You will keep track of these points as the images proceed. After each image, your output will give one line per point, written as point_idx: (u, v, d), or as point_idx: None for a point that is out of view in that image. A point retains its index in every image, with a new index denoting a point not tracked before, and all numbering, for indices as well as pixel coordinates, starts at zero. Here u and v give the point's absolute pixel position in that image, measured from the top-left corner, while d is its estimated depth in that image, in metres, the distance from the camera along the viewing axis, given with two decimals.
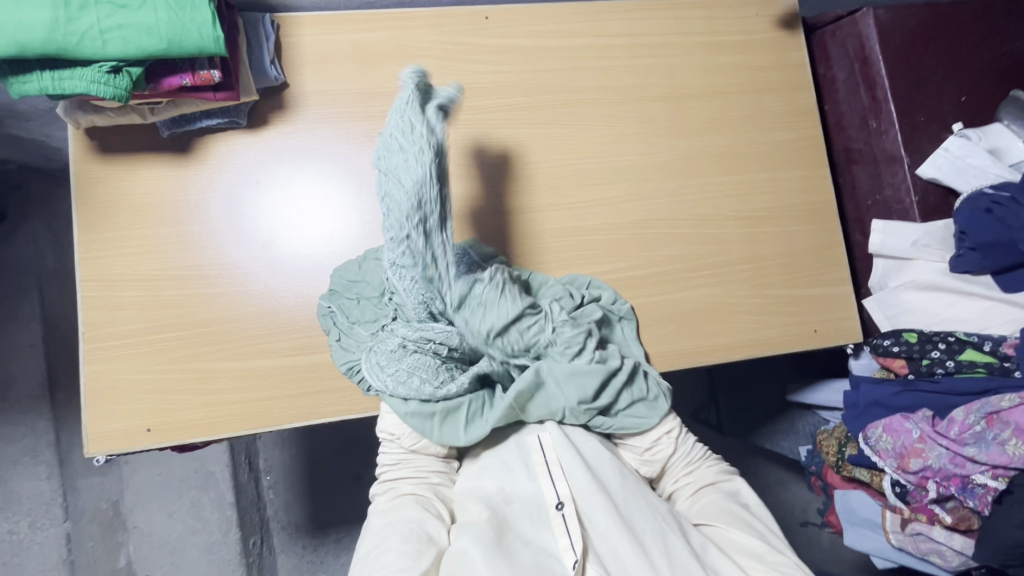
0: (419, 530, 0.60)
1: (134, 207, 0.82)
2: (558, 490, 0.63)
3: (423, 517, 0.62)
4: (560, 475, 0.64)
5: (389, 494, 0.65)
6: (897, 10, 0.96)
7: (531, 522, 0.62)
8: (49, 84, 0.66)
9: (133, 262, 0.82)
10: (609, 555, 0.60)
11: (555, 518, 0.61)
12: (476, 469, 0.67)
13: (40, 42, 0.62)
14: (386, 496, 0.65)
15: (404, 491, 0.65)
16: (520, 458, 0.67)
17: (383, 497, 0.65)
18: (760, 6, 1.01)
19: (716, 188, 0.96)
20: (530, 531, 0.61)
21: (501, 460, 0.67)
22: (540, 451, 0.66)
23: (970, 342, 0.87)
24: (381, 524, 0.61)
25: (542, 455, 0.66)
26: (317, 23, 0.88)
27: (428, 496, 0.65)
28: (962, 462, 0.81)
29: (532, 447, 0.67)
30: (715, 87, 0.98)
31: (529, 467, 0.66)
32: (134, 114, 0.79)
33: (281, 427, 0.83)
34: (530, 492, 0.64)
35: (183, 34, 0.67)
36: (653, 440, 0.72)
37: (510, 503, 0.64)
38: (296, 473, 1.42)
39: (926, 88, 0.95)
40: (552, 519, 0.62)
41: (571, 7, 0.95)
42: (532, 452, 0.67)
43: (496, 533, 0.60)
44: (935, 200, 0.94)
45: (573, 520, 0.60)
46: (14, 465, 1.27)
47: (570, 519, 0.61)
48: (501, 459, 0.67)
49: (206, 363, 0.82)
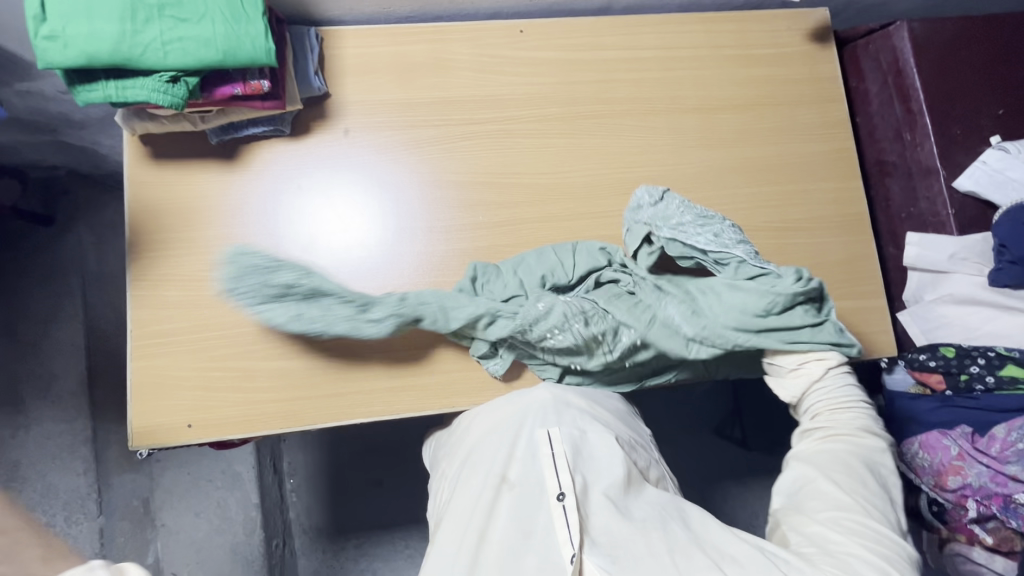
0: None
1: (184, 210, 0.86)
2: (561, 481, 0.68)
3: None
4: (564, 468, 0.69)
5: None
6: (932, 23, 0.96)
7: (535, 507, 0.67)
8: (113, 93, 0.69)
9: (179, 263, 0.85)
10: (606, 547, 0.64)
11: (557, 509, 0.66)
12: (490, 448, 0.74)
13: (108, 54, 0.66)
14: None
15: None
16: (527, 450, 0.72)
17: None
18: (792, 20, 1.02)
19: (748, 199, 0.96)
20: (533, 520, 0.66)
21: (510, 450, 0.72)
22: (548, 444, 0.71)
23: (1011, 357, 0.84)
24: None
25: (550, 448, 0.71)
26: (358, 36, 0.91)
27: None
28: (1003, 481, 0.81)
29: (541, 441, 0.72)
30: (746, 100, 0.99)
31: (536, 458, 0.71)
32: (186, 122, 0.82)
33: (315, 427, 0.85)
34: (535, 482, 0.69)
35: (238, 46, 0.70)
36: (801, 359, 0.80)
37: (513, 486, 0.69)
38: (322, 477, 1.43)
39: (962, 102, 0.95)
40: (552, 508, 0.66)
41: (604, 21, 0.97)
42: (540, 445, 0.72)
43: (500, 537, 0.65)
44: (973, 213, 0.93)
45: (573, 511, 0.65)
46: (53, 460, 1.30)
47: (570, 510, 0.65)
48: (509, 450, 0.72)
49: (245, 362, 0.84)
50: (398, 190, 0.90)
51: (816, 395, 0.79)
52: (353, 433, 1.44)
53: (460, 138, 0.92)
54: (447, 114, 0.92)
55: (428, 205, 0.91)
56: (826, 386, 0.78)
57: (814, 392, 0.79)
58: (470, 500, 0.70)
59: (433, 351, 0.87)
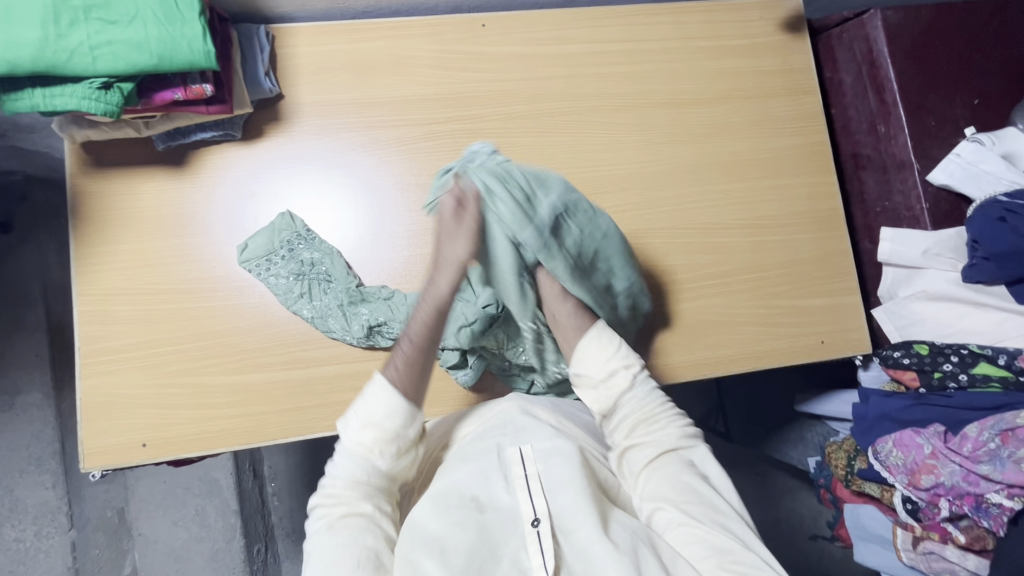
0: (374, 558, 0.60)
1: (132, 220, 0.82)
2: (536, 506, 0.63)
3: (369, 544, 0.61)
4: (538, 490, 0.64)
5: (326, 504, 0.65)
6: (905, 11, 0.93)
7: (504, 534, 0.61)
8: (40, 102, 0.65)
9: (129, 275, 0.82)
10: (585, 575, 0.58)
11: (531, 535, 0.60)
12: (457, 468, 0.68)
13: (30, 60, 0.62)
14: (361, 516, 0.63)
15: (358, 500, 0.64)
16: (499, 470, 0.67)
17: (343, 510, 0.63)
18: (764, 9, 0.99)
19: (720, 196, 0.94)
20: (503, 546, 0.60)
21: (479, 471, 0.66)
22: (521, 463, 0.67)
23: (983, 354, 0.84)
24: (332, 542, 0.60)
25: (522, 468, 0.66)
26: (312, 34, 0.87)
27: (371, 518, 0.63)
28: (976, 480, 0.79)
29: (513, 460, 0.67)
30: (718, 93, 0.96)
31: (508, 479, 0.66)
32: (129, 128, 0.78)
33: (277, 441, 0.82)
34: (507, 505, 0.64)
35: (173, 49, 0.66)
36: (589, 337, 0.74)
37: (484, 511, 0.63)
38: (301, 483, 1.40)
39: (937, 92, 0.93)
40: (527, 535, 0.61)
41: (570, 13, 0.94)
42: (512, 464, 0.67)
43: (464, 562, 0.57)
44: (947, 207, 0.91)
45: (547, 537, 0.60)
46: (20, 474, 1.27)
47: (545, 536, 0.60)
48: (479, 470, 0.67)
49: (200, 377, 0.81)
50: (360, 194, 0.87)
51: (628, 409, 0.72)
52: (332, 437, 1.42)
53: (422, 138, 0.89)
54: (407, 114, 0.89)
55: (391, 209, 0.87)
56: (637, 397, 0.72)
57: (626, 402, 0.72)
58: (429, 522, 0.61)
59: None
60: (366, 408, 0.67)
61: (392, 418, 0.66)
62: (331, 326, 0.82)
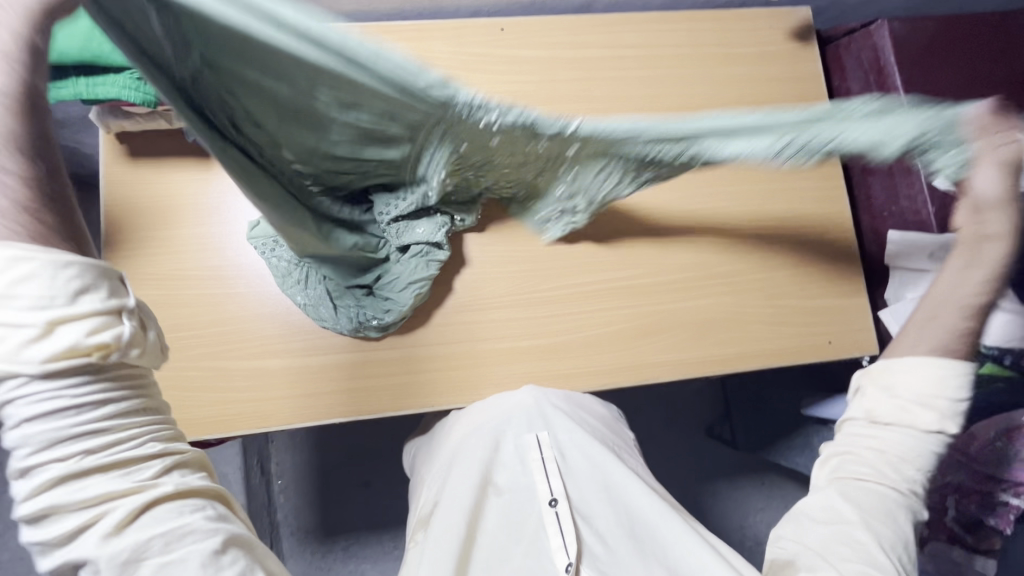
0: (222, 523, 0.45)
1: (160, 209, 0.85)
2: (553, 488, 0.70)
3: (206, 514, 0.45)
4: (555, 475, 0.71)
5: (45, 513, 0.40)
6: (910, 22, 0.97)
7: (524, 516, 0.68)
8: (83, 90, 0.69)
9: (155, 261, 0.84)
10: (603, 556, 0.65)
11: (549, 515, 0.67)
12: (478, 455, 0.73)
13: (78, 50, 0.65)
14: (170, 491, 0.44)
15: (126, 471, 0.42)
16: (517, 457, 0.74)
17: (116, 503, 0.41)
18: (773, 19, 1.02)
19: (730, 197, 0.96)
20: (522, 527, 0.67)
21: (501, 459, 0.74)
22: (537, 449, 0.73)
23: (988, 355, 0.86)
24: (155, 530, 0.42)
25: (540, 453, 0.73)
26: None
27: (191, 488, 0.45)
28: (982, 479, 0.81)
29: (530, 447, 0.74)
30: (727, 99, 0.99)
31: (526, 464, 0.73)
32: (162, 119, 0.82)
33: (292, 427, 0.84)
34: (525, 487, 0.71)
35: None
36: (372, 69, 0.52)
37: (502, 495, 0.71)
38: (309, 477, 1.40)
39: (942, 99, 0.95)
40: (545, 515, 0.67)
41: (584, 20, 0.97)
42: (529, 450, 0.74)
43: (488, 537, 0.66)
44: (953, 211, 0.93)
45: (565, 519, 0.66)
46: None
47: (562, 517, 0.67)
48: (501, 458, 0.74)
49: (221, 361, 0.84)
50: None
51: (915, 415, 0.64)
52: (342, 434, 1.42)
53: None
54: None
55: None
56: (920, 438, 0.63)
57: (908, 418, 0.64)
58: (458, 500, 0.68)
59: (411, 351, 0.86)
60: (33, 304, 0.39)
61: (75, 275, 0.40)
62: (322, 314, 0.83)
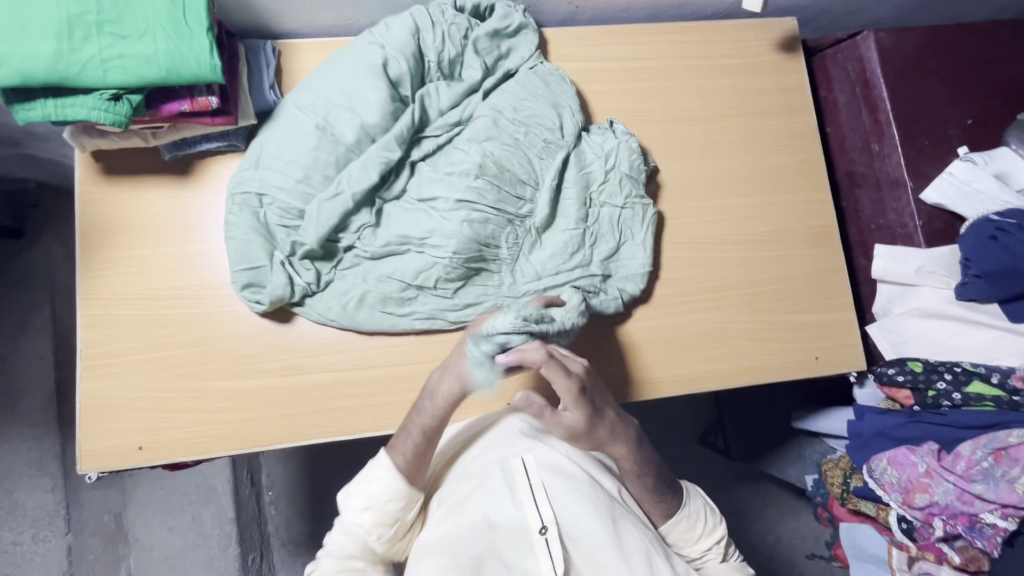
0: None
1: (137, 227, 0.84)
2: (542, 516, 0.66)
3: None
4: (544, 500, 0.67)
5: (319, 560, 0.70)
6: (898, 32, 0.95)
7: (515, 546, 0.64)
8: (52, 112, 0.68)
9: (131, 281, 0.83)
10: None
11: (539, 543, 0.64)
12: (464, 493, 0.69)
13: (44, 72, 0.65)
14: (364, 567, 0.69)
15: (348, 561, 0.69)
16: (505, 484, 0.68)
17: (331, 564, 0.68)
18: (759, 30, 1.01)
19: (716, 212, 0.95)
20: (514, 557, 0.64)
21: (487, 487, 0.68)
22: (524, 474, 0.69)
23: (977, 373, 0.83)
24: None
25: (527, 479, 0.69)
26: (316, 50, 0.90)
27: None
28: (969, 499, 0.80)
29: (516, 471, 0.69)
30: (713, 112, 0.98)
31: (514, 492, 0.68)
32: (137, 138, 0.80)
33: (271, 447, 0.83)
34: (514, 518, 0.66)
35: (181, 63, 0.69)
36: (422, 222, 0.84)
37: (496, 529, 0.65)
38: (298, 489, 1.39)
39: (929, 112, 0.94)
40: (536, 544, 0.64)
41: (569, 33, 0.96)
42: (516, 475, 0.69)
43: (477, 566, 0.62)
44: (941, 225, 0.92)
45: (555, 544, 0.64)
46: (21, 477, 1.29)
47: (553, 544, 0.64)
48: (488, 488, 0.68)
49: (199, 382, 0.82)
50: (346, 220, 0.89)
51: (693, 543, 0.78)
52: (331, 445, 1.40)
53: None
54: None
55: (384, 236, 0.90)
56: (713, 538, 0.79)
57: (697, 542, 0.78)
58: (447, 535, 0.66)
59: (392, 370, 0.85)
60: (371, 497, 0.69)
61: (392, 502, 0.69)
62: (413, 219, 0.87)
